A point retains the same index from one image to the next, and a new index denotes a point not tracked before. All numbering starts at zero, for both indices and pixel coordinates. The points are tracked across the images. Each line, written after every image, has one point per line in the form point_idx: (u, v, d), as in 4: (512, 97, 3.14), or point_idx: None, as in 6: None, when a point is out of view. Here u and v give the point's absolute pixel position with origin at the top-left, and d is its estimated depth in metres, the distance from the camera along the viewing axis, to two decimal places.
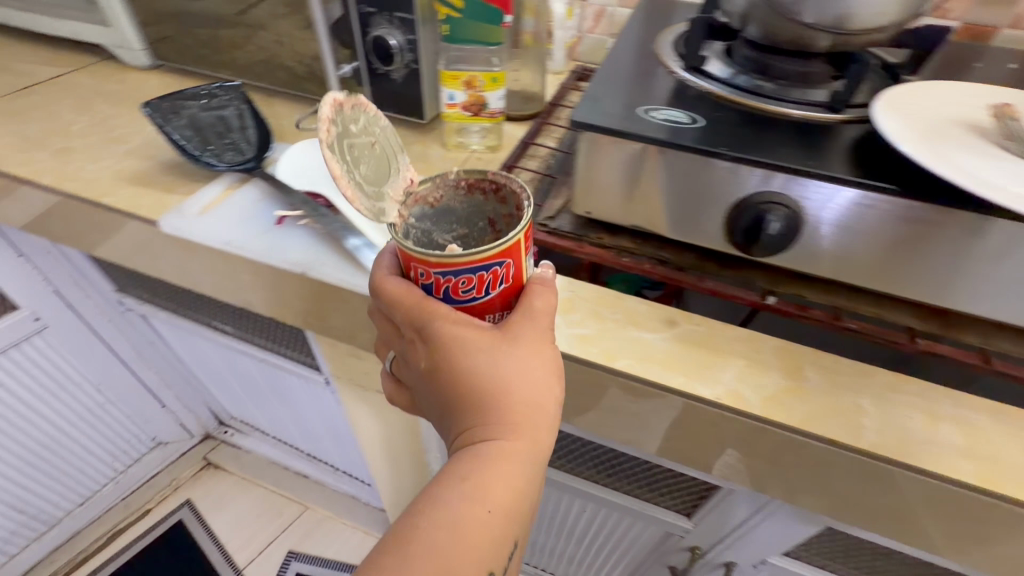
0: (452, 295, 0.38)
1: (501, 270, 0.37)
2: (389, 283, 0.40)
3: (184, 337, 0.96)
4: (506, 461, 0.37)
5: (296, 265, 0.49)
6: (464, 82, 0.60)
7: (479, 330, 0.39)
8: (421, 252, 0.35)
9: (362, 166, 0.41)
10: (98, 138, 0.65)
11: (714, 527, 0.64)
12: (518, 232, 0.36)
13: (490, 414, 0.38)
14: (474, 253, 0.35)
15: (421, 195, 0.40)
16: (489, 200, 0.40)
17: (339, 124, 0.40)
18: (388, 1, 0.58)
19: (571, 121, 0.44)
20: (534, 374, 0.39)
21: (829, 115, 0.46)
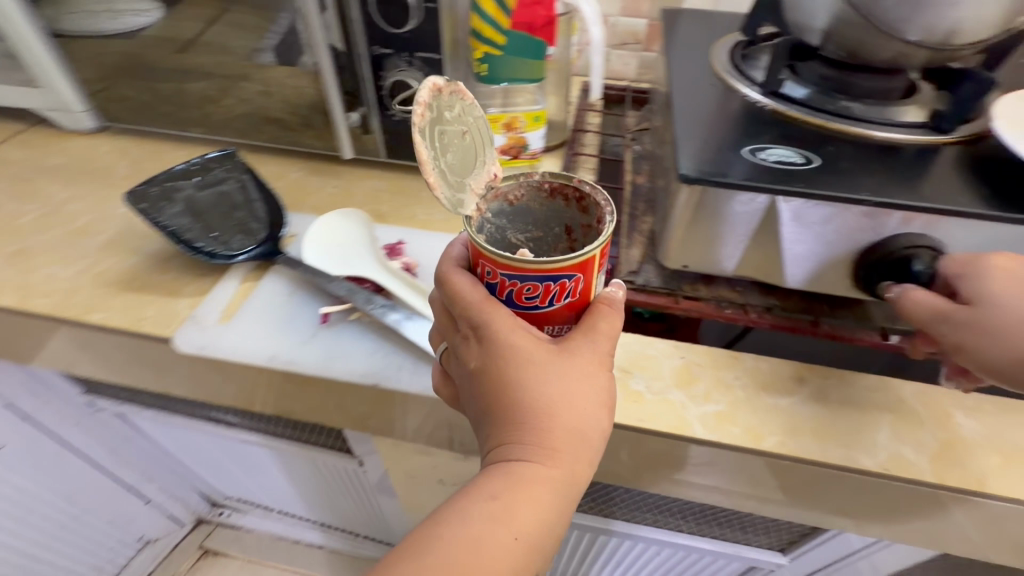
0: (515, 300, 0.33)
1: (570, 283, 0.31)
2: (458, 277, 0.34)
3: (172, 431, 0.84)
4: (537, 489, 0.31)
5: (363, 375, 0.40)
6: (504, 124, 0.53)
7: (534, 342, 0.33)
8: (495, 253, 0.30)
9: (451, 154, 0.34)
10: (58, 232, 0.53)
11: (813, 560, 0.62)
12: (596, 248, 0.30)
13: (529, 432, 0.32)
14: (550, 261, 0.29)
15: (502, 191, 0.35)
16: (570, 207, 0.35)
17: (435, 108, 0.33)
18: (408, 41, 0.50)
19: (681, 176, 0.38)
20: (585, 397, 0.33)
21: (937, 135, 0.42)
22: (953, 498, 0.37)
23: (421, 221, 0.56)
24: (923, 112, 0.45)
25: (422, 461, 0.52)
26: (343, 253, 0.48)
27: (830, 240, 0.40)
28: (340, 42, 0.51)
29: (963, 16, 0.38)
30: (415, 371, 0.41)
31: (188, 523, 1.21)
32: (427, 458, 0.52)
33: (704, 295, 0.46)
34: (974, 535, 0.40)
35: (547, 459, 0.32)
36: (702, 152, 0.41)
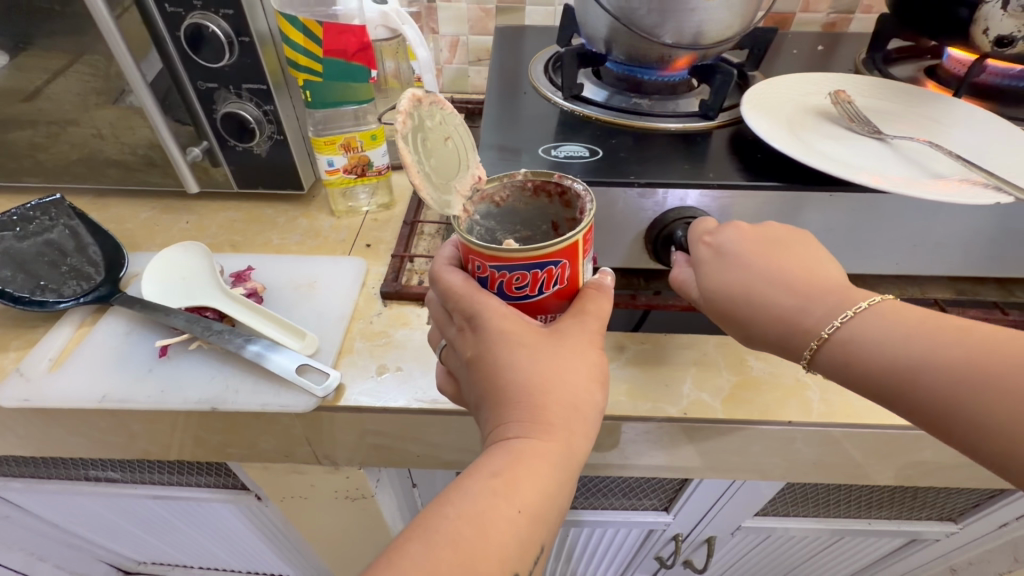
0: (505, 291, 0.34)
1: (557, 270, 0.33)
2: (449, 273, 0.37)
3: (53, 501, 0.78)
4: (536, 463, 0.32)
5: (201, 402, 0.41)
6: (342, 145, 0.55)
7: (526, 326, 0.35)
8: (483, 246, 0.32)
9: (433, 159, 0.35)
10: None
11: (691, 512, 0.68)
12: (580, 233, 0.32)
13: (526, 409, 0.34)
14: (536, 247, 0.31)
15: (488, 193, 0.36)
16: (554, 203, 0.36)
17: (418, 117, 0.34)
18: (233, 74, 0.51)
19: None
20: (575, 375, 0.35)
21: (705, 122, 0.49)
22: (745, 429, 0.43)
23: (274, 246, 0.57)
24: (699, 102, 0.52)
25: (298, 480, 0.53)
26: (186, 285, 0.48)
27: (622, 221, 0.45)
28: (162, 82, 0.52)
29: (703, 20, 0.45)
30: (256, 391, 0.42)
31: None
32: (303, 477, 0.53)
33: None
34: (778, 459, 0.47)
35: (544, 434, 0.33)
36: (505, 157, 0.46)
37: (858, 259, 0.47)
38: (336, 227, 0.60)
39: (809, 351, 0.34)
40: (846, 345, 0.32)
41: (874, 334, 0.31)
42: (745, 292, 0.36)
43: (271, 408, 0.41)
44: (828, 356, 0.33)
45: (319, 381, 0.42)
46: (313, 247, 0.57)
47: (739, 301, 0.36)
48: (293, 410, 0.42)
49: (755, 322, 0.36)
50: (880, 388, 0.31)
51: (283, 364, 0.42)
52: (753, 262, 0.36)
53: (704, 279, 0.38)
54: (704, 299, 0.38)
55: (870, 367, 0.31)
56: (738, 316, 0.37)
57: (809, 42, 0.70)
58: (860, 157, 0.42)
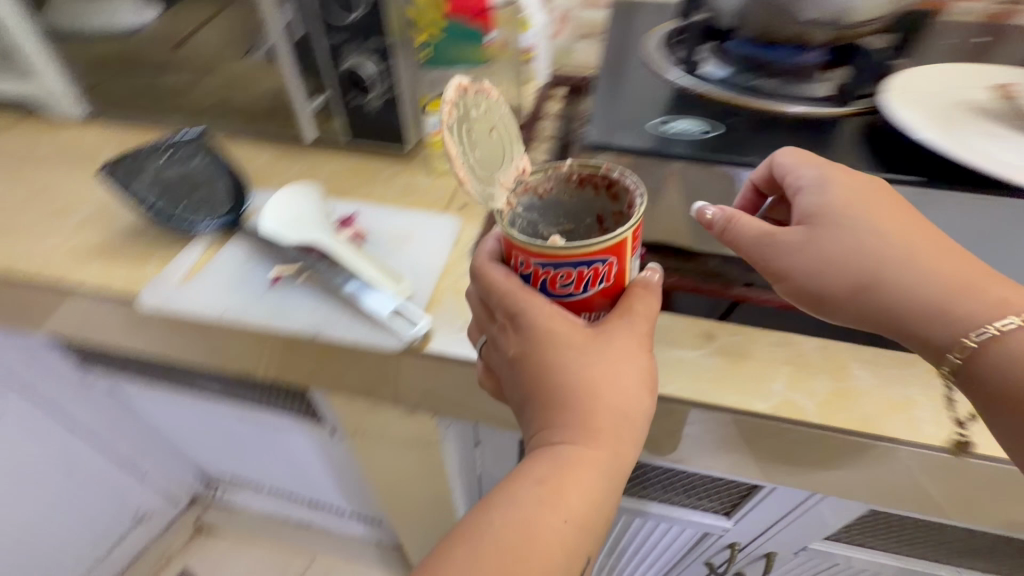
0: (548, 288, 0.36)
1: (603, 267, 0.34)
2: (495, 270, 0.38)
3: (161, 406, 0.89)
4: (581, 470, 0.35)
5: (306, 326, 0.45)
6: None
7: (573, 328, 0.37)
8: (524, 242, 0.34)
9: (479, 150, 0.38)
10: (41, 209, 0.57)
11: (754, 522, 0.65)
12: (627, 231, 0.33)
13: (573, 415, 0.36)
14: (579, 246, 0.32)
15: (531, 184, 0.38)
16: (600, 196, 0.37)
17: (461, 109, 0.38)
18: (359, 29, 0.54)
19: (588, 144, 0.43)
20: (618, 381, 0.37)
21: (839, 108, 0.45)
22: (840, 441, 0.40)
23: (376, 197, 0.60)
24: (833, 87, 0.48)
25: (374, 420, 0.56)
26: (292, 221, 0.51)
27: (732, 203, 0.43)
28: (296, 35, 0.56)
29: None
30: (351, 327, 0.45)
31: (182, 504, 1.24)
32: (380, 418, 0.56)
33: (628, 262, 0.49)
34: (869, 478, 0.44)
35: (589, 440, 0.36)
36: (614, 127, 0.45)
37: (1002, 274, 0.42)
38: (434, 186, 0.62)
39: (958, 354, 0.34)
40: (964, 340, 0.34)
41: (1019, 350, 0.33)
42: (886, 271, 0.36)
43: (366, 341, 0.45)
44: (968, 367, 0.34)
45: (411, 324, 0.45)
46: (411, 203, 0.60)
47: (878, 278, 0.36)
48: (382, 349, 0.44)
49: (895, 300, 0.36)
50: (1010, 392, 0.33)
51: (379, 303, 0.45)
52: (889, 240, 0.36)
53: (830, 239, 0.38)
54: (828, 265, 0.37)
55: (1011, 375, 0.33)
56: (874, 292, 0.37)
57: (967, 33, 0.62)
58: (1014, 156, 0.38)
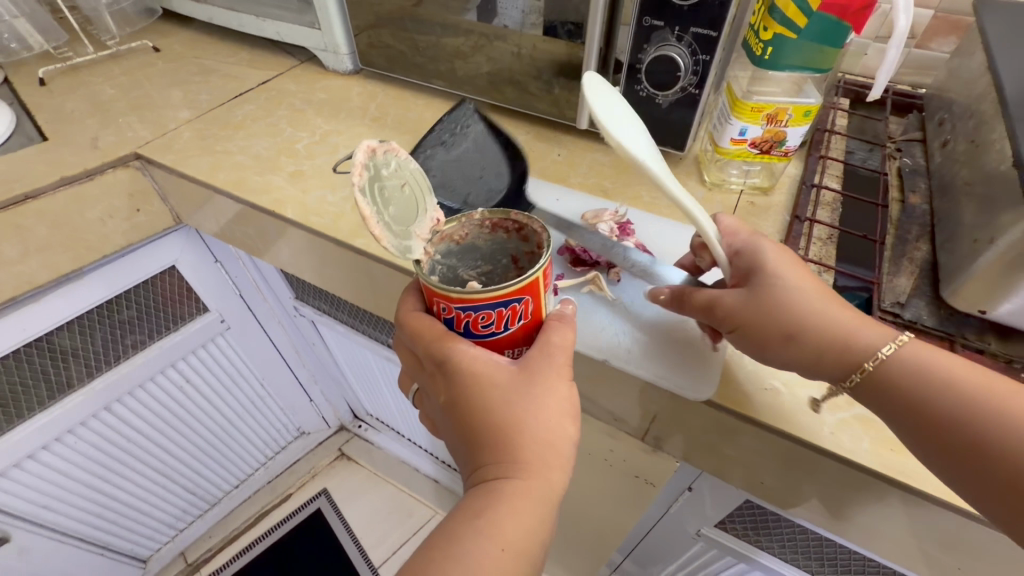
0: (472, 330, 0.36)
1: (520, 307, 0.35)
2: (416, 316, 0.39)
3: (348, 344, 1.00)
4: (520, 503, 0.34)
5: (596, 349, 0.43)
6: (767, 116, 0.48)
7: (495, 369, 0.36)
8: (439, 286, 0.34)
9: (392, 208, 0.40)
10: (326, 160, 0.61)
11: None
12: (539, 270, 0.34)
13: (510, 452, 0.35)
14: (497, 288, 0.33)
15: (447, 233, 0.38)
16: (512, 238, 0.39)
17: (372, 168, 0.40)
18: (685, 14, 0.47)
19: None
20: (544, 412, 0.36)
21: None
22: None
23: (645, 203, 0.55)
24: None
25: (601, 439, 0.54)
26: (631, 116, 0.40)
27: None
28: (609, 15, 0.51)
29: None
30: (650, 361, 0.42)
31: (334, 426, 1.37)
32: (608, 439, 0.53)
33: (985, 347, 0.39)
34: None
35: (525, 472, 0.35)
36: None
37: None
38: (706, 199, 0.56)
39: (861, 373, 0.34)
40: (942, 381, 0.32)
41: (962, 388, 0.31)
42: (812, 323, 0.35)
43: (658, 380, 0.41)
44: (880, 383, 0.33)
45: (704, 372, 0.41)
46: (684, 214, 0.54)
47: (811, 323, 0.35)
48: (681, 394, 0.40)
49: (820, 339, 0.35)
50: (945, 415, 0.31)
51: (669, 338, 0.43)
52: (808, 293, 0.36)
53: (774, 296, 0.36)
54: (783, 312, 0.35)
55: (916, 390, 0.32)
56: (797, 335, 0.35)
57: None
58: None
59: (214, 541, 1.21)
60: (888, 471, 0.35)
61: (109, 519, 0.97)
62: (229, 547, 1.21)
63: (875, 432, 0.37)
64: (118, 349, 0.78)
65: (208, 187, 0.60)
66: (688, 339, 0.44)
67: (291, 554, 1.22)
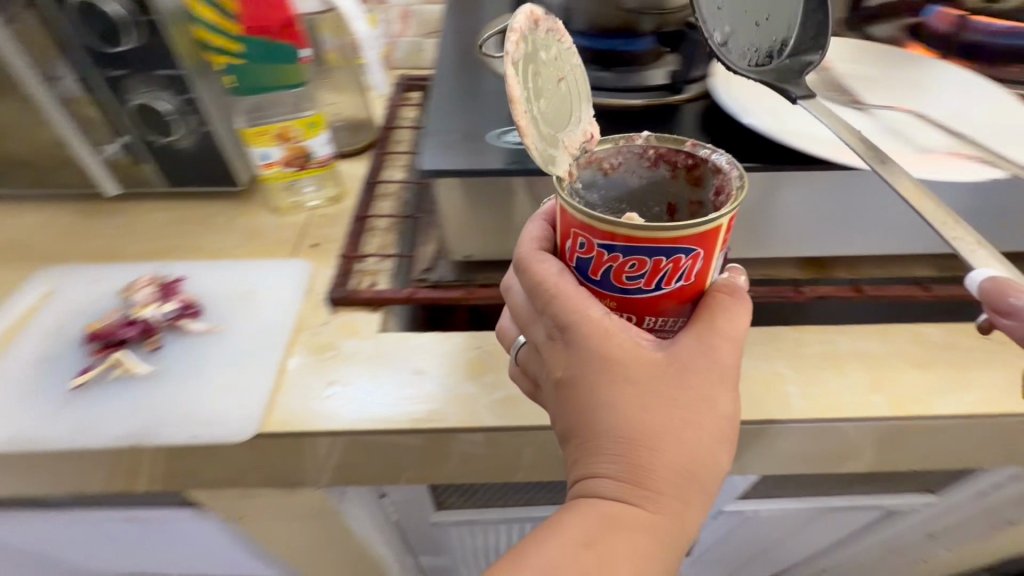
0: (613, 280, 0.30)
1: (683, 261, 0.28)
2: (542, 265, 0.33)
3: None
4: (633, 533, 0.30)
5: (123, 436, 0.38)
6: (276, 136, 0.50)
7: (636, 353, 0.31)
8: (591, 217, 0.27)
9: (543, 101, 0.30)
10: None
11: None
12: (724, 216, 0.27)
13: (628, 464, 0.31)
14: (669, 229, 0.26)
15: (597, 157, 0.31)
16: (677, 179, 0.31)
17: (531, 43, 0.30)
18: (138, 59, 0.45)
19: (420, 172, 0.39)
20: (690, 427, 0.31)
21: (675, 96, 0.45)
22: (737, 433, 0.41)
23: (209, 250, 0.52)
24: (666, 75, 0.47)
25: (251, 507, 0.49)
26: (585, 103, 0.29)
27: None
28: (64, 74, 0.46)
29: None
30: (184, 420, 0.38)
31: None
32: (255, 501, 0.49)
33: (492, 282, 0.47)
34: (759, 460, 0.44)
35: (644, 501, 0.30)
36: (457, 144, 0.41)
37: (823, 242, 0.44)
38: (279, 226, 0.55)
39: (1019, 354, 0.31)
40: None
41: None
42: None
43: (199, 439, 0.38)
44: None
45: (246, 411, 0.39)
46: (254, 249, 0.52)
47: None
48: (224, 444, 0.38)
49: None
50: None
51: (212, 387, 0.40)
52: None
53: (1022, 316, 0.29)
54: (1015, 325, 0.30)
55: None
56: None
57: None
58: (830, 132, 0.40)
59: None
60: (420, 424, 0.39)
61: None
62: None
63: (414, 392, 0.41)
64: None
65: None
66: (236, 377, 0.41)
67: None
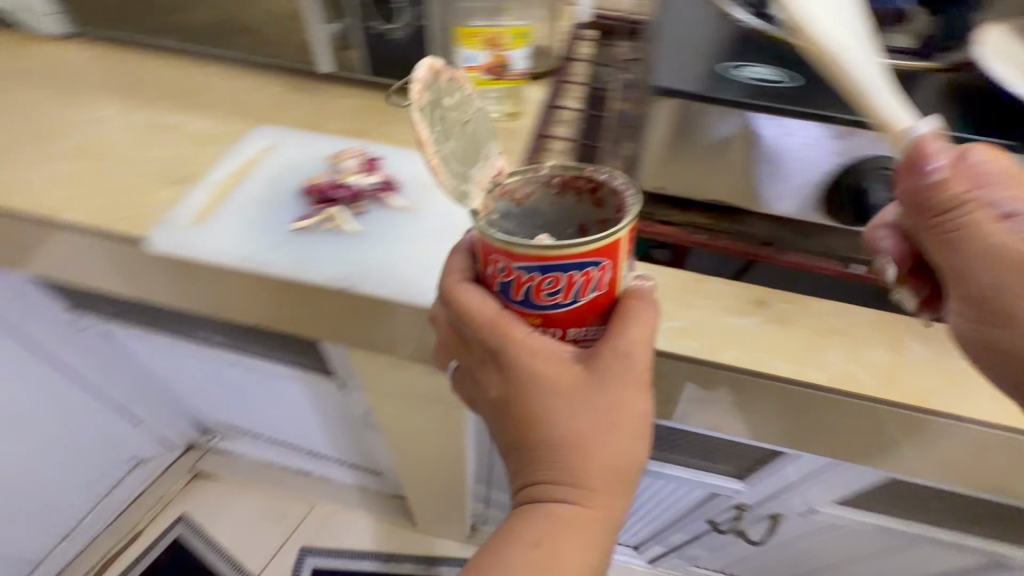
0: (532, 298, 0.30)
1: (596, 273, 0.28)
2: (467, 293, 0.32)
3: (156, 351, 0.88)
4: (580, 532, 0.32)
5: (335, 279, 0.41)
6: (485, 40, 0.52)
7: (562, 369, 0.31)
8: (507, 242, 0.27)
9: (451, 142, 0.32)
10: (33, 132, 0.53)
11: (768, 485, 0.67)
12: (624, 228, 0.27)
13: (573, 471, 0.32)
14: (575, 244, 0.26)
15: (508, 188, 0.31)
16: (583, 202, 0.31)
17: (433, 91, 0.32)
18: None
19: (653, 88, 0.41)
20: (608, 436, 0.32)
21: (920, 62, 0.43)
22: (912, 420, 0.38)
23: (399, 140, 0.55)
24: (911, 39, 0.45)
25: (395, 375, 0.54)
26: None
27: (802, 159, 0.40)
28: None
29: None
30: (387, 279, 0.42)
31: (179, 446, 1.24)
32: (401, 373, 0.53)
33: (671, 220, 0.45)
34: (917, 455, 0.41)
35: (586, 499, 0.32)
36: (688, 69, 0.42)
37: None
38: None
39: None
40: None
41: None
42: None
43: (393, 295, 0.41)
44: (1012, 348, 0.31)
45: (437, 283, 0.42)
46: None
47: None
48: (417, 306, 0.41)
49: None
50: None
51: (411, 256, 0.43)
52: None
53: None
54: None
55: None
56: None
57: None
58: None
59: None
60: None
61: None
62: None
63: None
64: None
65: None
66: (429, 251, 0.44)
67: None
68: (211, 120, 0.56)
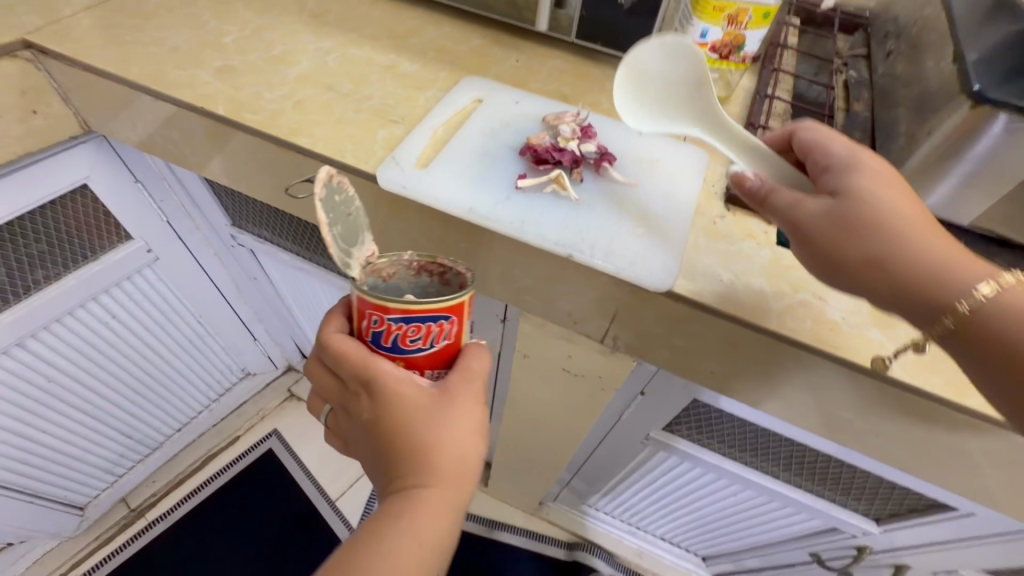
0: (399, 344, 0.36)
1: (444, 325, 0.36)
2: (340, 339, 0.38)
3: (293, 277, 0.93)
4: (437, 511, 0.36)
5: (559, 244, 0.41)
6: (728, 17, 0.48)
7: (413, 389, 0.37)
8: (378, 298, 0.34)
9: (350, 234, 0.36)
10: (261, 56, 0.55)
11: (910, 535, 0.63)
12: (465, 294, 0.35)
13: (419, 466, 0.36)
14: (436, 301, 0.34)
15: (377, 267, 0.37)
16: (433, 281, 0.38)
17: (334, 196, 0.35)
18: None
19: (976, 95, 0.36)
20: (461, 433, 0.37)
21: None
22: None
23: (604, 110, 0.53)
24: None
25: (560, 347, 0.54)
26: None
27: None
28: None
29: None
30: (612, 253, 0.41)
31: (281, 367, 1.32)
32: (568, 346, 0.53)
33: None
34: None
35: (437, 484, 0.36)
36: (1004, 78, 0.38)
37: None
38: None
39: (952, 318, 0.31)
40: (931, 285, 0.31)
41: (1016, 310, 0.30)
42: (932, 258, 0.31)
43: (617, 271, 0.40)
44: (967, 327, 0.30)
45: (662, 265, 0.40)
46: None
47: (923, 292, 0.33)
48: (644, 286, 0.39)
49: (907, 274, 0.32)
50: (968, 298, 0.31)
51: (634, 234, 0.42)
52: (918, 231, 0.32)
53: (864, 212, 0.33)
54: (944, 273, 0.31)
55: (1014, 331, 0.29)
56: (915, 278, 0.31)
57: None
58: None
59: (159, 486, 1.17)
60: (827, 346, 0.38)
61: (36, 466, 0.88)
62: (177, 490, 1.18)
63: (815, 313, 0.39)
64: (28, 280, 0.67)
65: (123, 81, 0.52)
66: (653, 231, 0.43)
67: (229, 507, 1.18)
68: (419, 65, 0.56)
